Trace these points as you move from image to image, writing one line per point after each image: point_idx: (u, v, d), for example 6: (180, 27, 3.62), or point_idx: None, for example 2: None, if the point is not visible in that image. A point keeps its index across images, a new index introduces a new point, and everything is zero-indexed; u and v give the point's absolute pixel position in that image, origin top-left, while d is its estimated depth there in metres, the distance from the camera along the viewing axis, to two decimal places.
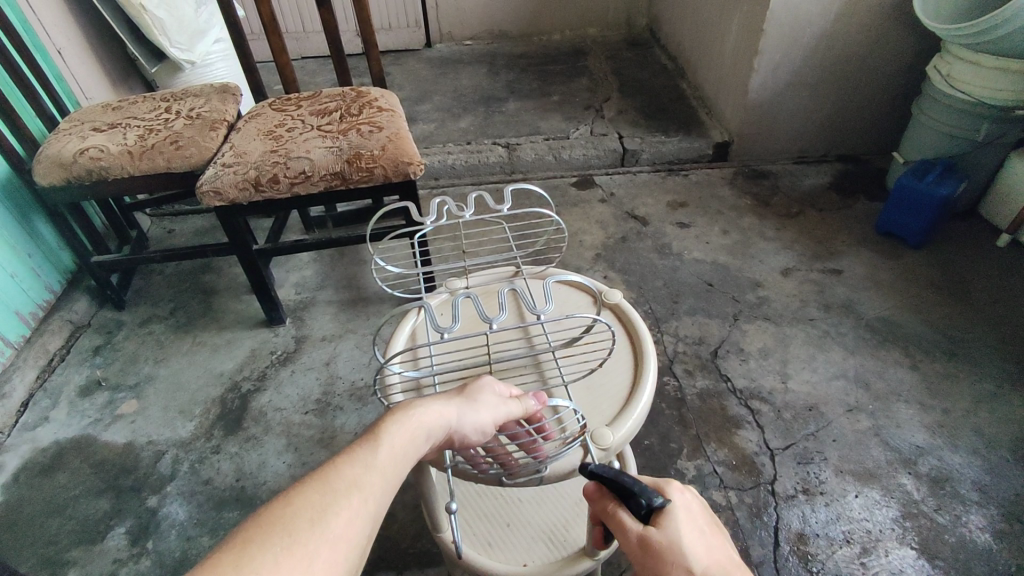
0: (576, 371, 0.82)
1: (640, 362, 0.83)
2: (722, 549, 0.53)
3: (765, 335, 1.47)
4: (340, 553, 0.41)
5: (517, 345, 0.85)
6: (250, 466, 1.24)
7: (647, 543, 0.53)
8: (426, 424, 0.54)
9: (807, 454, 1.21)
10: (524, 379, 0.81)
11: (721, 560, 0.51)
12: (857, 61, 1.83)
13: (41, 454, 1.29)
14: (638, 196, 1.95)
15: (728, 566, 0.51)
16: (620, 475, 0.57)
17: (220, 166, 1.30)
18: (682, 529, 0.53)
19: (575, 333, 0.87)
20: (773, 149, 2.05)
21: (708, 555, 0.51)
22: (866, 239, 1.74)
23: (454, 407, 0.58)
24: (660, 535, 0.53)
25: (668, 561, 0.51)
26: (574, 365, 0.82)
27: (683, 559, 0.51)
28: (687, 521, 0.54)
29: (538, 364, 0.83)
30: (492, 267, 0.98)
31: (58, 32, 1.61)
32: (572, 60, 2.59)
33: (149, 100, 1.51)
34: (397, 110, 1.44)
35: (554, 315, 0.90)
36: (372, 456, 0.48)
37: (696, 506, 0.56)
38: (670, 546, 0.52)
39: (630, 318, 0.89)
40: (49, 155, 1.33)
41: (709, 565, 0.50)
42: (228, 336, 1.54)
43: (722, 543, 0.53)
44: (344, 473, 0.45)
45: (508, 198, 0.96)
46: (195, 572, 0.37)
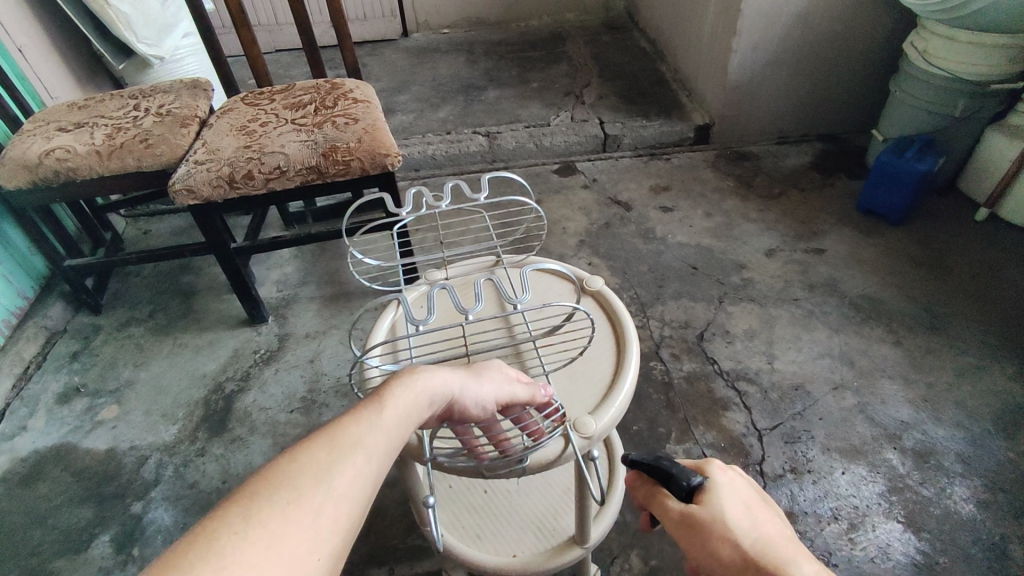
0: (556, 361, 0.81)
1: (623, 349, 0.82)
2: (769, 522, 0.53)
3: (750, 316, 1.47)
4: (344, 509, 0.40)
5: (497, 337, 0.84)
6: (236, 468, 1.22)
7: (691, 519, 0.54)
8: (433, 388, 0.53)
9: (795, 433, 1.22)
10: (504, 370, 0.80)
11: (767, 533, 0.51)
12: (835, 39, 1.83)
13: (20, 464, 1.26)
14: (620, 181, 1.94)
15: (774, 539, 0.51)
16: (659, 459, 0.59)
17: (192, 164, 1.26)
18: (724, 503, 0.54)
19: (556, 322, 0.86)
20: (753, 130, 2.05)
21: (755, 527, 0.52)
22: (847, 217, 1.75)
23: (460, 378, 0.57)
24: (702, 510, 0.54)
25: (715, 536, 0.52)
26: (555, 354, 0.81)
27: (728, 531, 0.52)
28: (729, 497, 0.55)
29: (519, 354, 0.82)
30: (472, 257, 0.97)
31: (18, 29, 1.56)
32: (551, 46, 2.57)
33: (117, 97, 1.47)
34: (372, 101, 1.42)
35: (535, 304, 0.89)
36: (378, 417, 0.46)
37: (739, 484, 0.57)
38: (712, 522, 0.53)
39: (611, 303, 0.88)
40: (13, 157, 1.29)
41: (755, 538, 0.51)
42: (210, 337, 1.51)
43: (768, 516, 0.54)
44: (349, 432, 0.44)
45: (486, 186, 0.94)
46: (200, 524, 0.35)
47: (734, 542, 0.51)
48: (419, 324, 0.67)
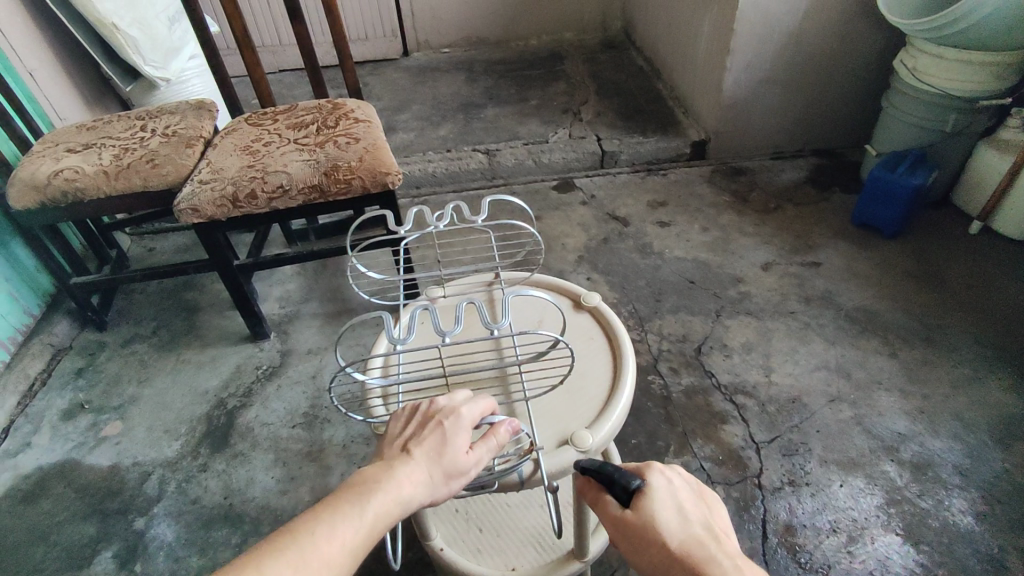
0: (541, 386, 0.80)
1: (619, 363, 0.84)
2: (697, 518, 0.57)
3: (747, 329, 1.49)
4: None
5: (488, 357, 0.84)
6: (238, 483, 1.23)
7: (627, 523, 0.57)
8: (405, 498, 0.54)
9: (792, 446, 1.23)
10: (486, 394, 0.79)
11: (697, 535, 0.55)
12: (828, 56, 1.86)
13: (25, 480, 1.27)
14: (618, 197, 1.97)
15: (701, 540, 0.54)
16: (599, 462, 0.61)
17: (197, 184, 1.29)
18: (657, 508, 0.56)
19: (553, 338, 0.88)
20: (749, 146, 2.08)
21: (682, 529, 0.55)
22: (843, 231, 1.77)
23: (435, 477, 0.57)
24: (636, 516, 0.56)
25: (646, 540, 0.55)
26: (538, 380, 0.80)
27: (660, 537, 0.55)
28: (664, 501, 0.57)
29: (504, 378, 0.81)
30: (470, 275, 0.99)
31: (29, 54, 1.60)
32: (549, 64, 2.61)
33: (125, 119, 1.50)
34: (373, 121, 1.45)
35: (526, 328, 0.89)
36: (349, 531, 0.50)
37: (675, 484, 0.59)
38: (645, 527, 0.56)
39: (609, 320, 0.90)
40: (23, 178, 1.32)
41: (682, 540, 0.54)
42: (213, 353, 1.53)
43: (699, 514, 0.57)
44: (321, 545, 0.49)
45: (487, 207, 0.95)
46: None
47: (663, 544, 0.55)
48: (398, 342, 0.68)
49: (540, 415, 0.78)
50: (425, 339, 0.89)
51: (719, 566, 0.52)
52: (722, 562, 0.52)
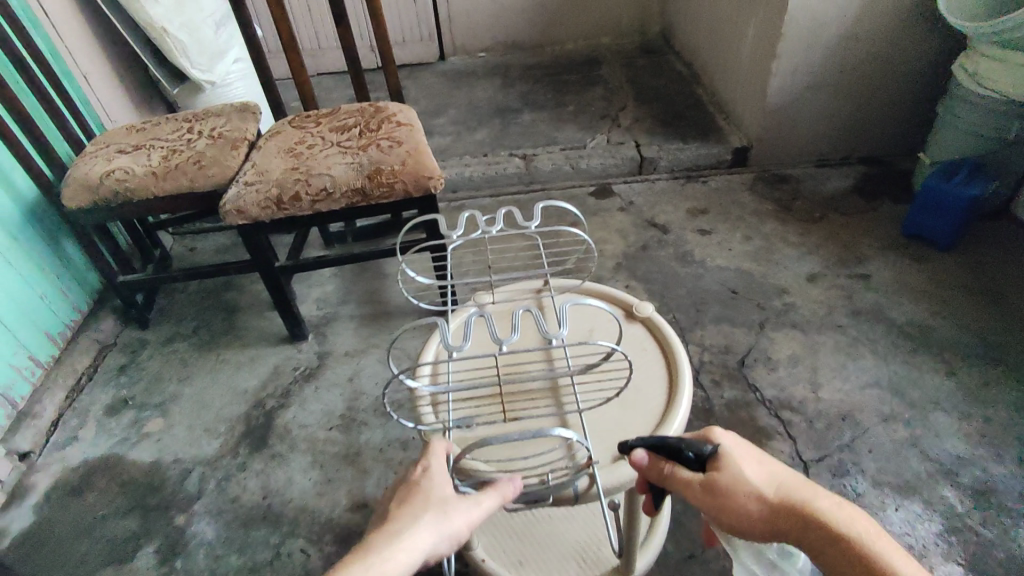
0: (594, 399, 0.80)
1: (675, 379, 0.83)
2: (771, 465, 0.62)
3: (793, 342, 1.44)
4: None
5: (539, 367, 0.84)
6: (276, 484, 1.24)
7: (714, 483, 0.61)
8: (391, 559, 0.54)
9: (843, 466, 1.18)
10: (538, 405, 0.79)
11: (782, 478, 0.61)
12: (879, 60, 1.80)
13: (70, 473, 1.30)
14: (657, 204, 1.94)
15: (788, 481, 0.60)
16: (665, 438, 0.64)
17: (242, 185, 1.30)
18: (739, 460, 0.62)
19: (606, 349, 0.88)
20: (793, 153, 2.02)
21: (766, 475, 0.61)
22: (894, 242, 1.70)
23: (421, 530, 0.57)
24: (723, 472, 0.61)
25: (739, 494, 0.60)
26: (592, 393, 0.79)
27: (751, 487, 0.60)
28: (741, 455, 0.62)
29: (556, 390, 0.81)
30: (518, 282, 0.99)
31: (84, 57, 1.65)
32: (586, 69, 2.59)
33: (173, 121, 1.53)
34: (415, 124, 1.45)
35: (578, 340, 0.89)
36: None
37: (741, 439, 0.65)
38: (734, 481, 0.60)
39: (666, 335, 0.89)
40: (76, 178, 1.35)
41: (771, 484, 0.60)
42: (252, 353, 1.54)
43: (774, 461, 0.63)
44: None
45: (537, 214, 0.95)
46: None
47: (756, 493, 0.60)
48: (454, 349, 0.69)
49: (593, 428, 0.78)
50: (472, 347, 0.89)
51: (816, 498, 0.58)
52: (815, 494, 0.58)
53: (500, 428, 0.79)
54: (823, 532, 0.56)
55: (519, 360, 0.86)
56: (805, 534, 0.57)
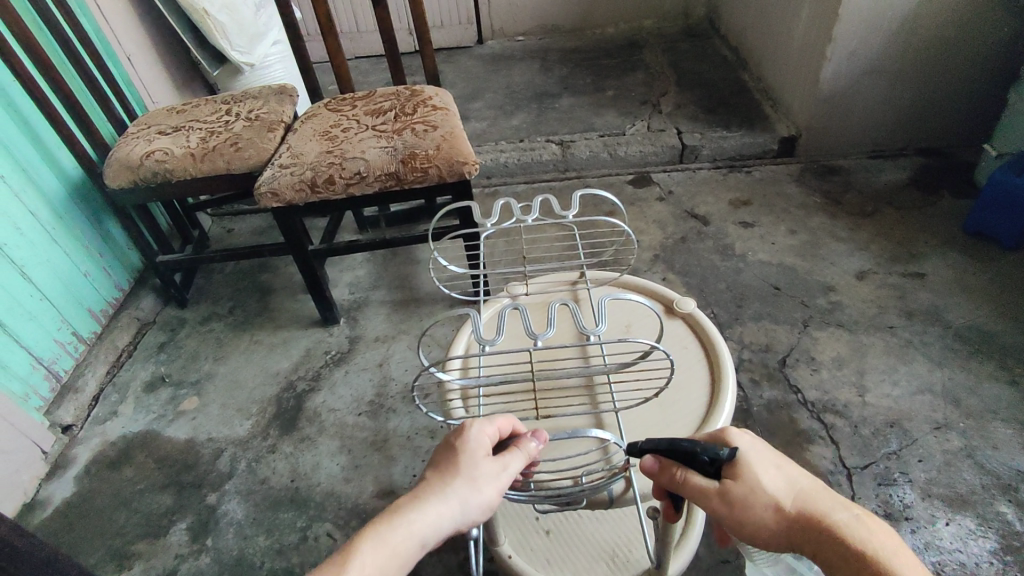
0: (631, 398, 0.77)
1: (718, 380, 0.80)
2: (797, 474, 0.54)
3: (839, 343, 1.37)
4: None
5: (575, 363, 0.82)
6: (304, 467, 1.24)
7: (728, 495, 0.53)
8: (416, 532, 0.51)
9: (889, 475, 1.12)
10: (573, 403, 0.77)
11: (807, 488, 0.53)
12: (943, 45, 1.69)
13: (110, 447, 1.33)
14: (697, 194, 1.87)
15: (814, 493, 0.52)
16: (675, 440, 0.56)
17: (277, 167, 1.30)
18: (758, 468, 0.53)
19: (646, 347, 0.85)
20: (844, 143, 1.92)
21: (790, 487, 0.53)
22: (952, 239, 1.60)
23: (450, 499, 0.53)
24: (739, 484, 0.53)
25: (757, 508, 0.52)
26: (629, 392, 0.77)
27: (771, 499, 0.52)
28: (761, 461, 0.54)
29: (591, 388, 0.79)
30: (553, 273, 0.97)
31: (128, 39, 1.67)
32: (627, 53, 2.51)
33: (212, 103, 1.53)
34: (451, 108, 1.42)
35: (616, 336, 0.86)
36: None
37: (763, 442, 0.57)
38: (752, 492, 0.52)
39: (711, 335, 0.85)
40: (118, 158, 1.38)
41: (795, 498, 0.52)
42: (284, 335, 1.55)
43: (800, 467, 0.55)
44: None
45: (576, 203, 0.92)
46: None
47: (776, 507, 0.52)
48: (486, 343, 0.67)
49: (630, 429, 0.75)
50: (503, 339, 0.87)
51: (844, 517, 0.50)
52: (844, 512, 0.50)
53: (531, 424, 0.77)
54: (848, 560, 0.48)
55: (552, 355, 0.84)
56: (828, 559, 0.49)
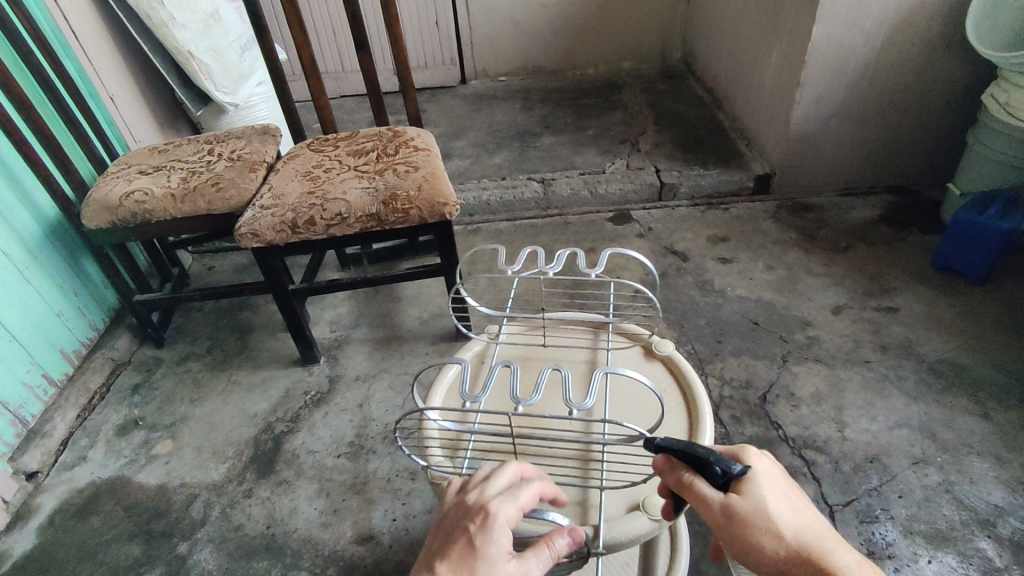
0: (621, 478, 0.77)
1: (697, 425, 0.80)
2: (799, 508, 0.59)
3: (817, 378, 1.39)
4: None
5: (563, 423, 0.82)
6: (281, 513, 1.21)
7: (732, 509, 0.57)
8: None
9: (871, 512, 1.13)
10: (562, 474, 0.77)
11: (806, 523, 0.57)
12: (905, 89, 1.76)
13: (77, 495, 1.29)
14: (677, 231, 1.90)
15: (811, 529, 0.57)
16: (694, 446, 0.60)
17: (259, 209, 1.30)
18: (766, 492, 0.58)
19: (627, 391, 0.86)
20: (816, 181, 1.98)
21: (792, 519, 0.57)
22: (922, 274, 1.65)
23: None
24: (745, 501, 0.57)
25: (757, 526, 0.56)
26: (618, 471, 0.76)
27: (773, 524, 0.56)
28: (769, 487, 0.59)
29: (585, 461, 0.78)
30: (572, 330, 0.96)
31: (111, 80, 1.69)
32: (606, 93, 2.59)
33: (193, 142, 1.54)
34: (432, 149, 1.44)
35: (617, 403, 0.84)
36: None
37: (773, 471, 0.61)
38: (756, 513, 0.57)
39: (689, 379, 0.86)
40: (97, 199, 1.37)
41: (796, 529, 0.56)
42: (263, 375, 1.53)
43: (803, 504, 0.59)
44: None
45: (601, 265, 0.95)
46: None
47: (778, 534, 0.56)
48: (470, 398, 0.72)
49: (615, 496, 0.76)
50: (494, 394, 0.87)
51: (840, 558, 0.55)
52: (840, 553, 0.55)
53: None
54: None
55: (539, 410, 0.84)
56: None
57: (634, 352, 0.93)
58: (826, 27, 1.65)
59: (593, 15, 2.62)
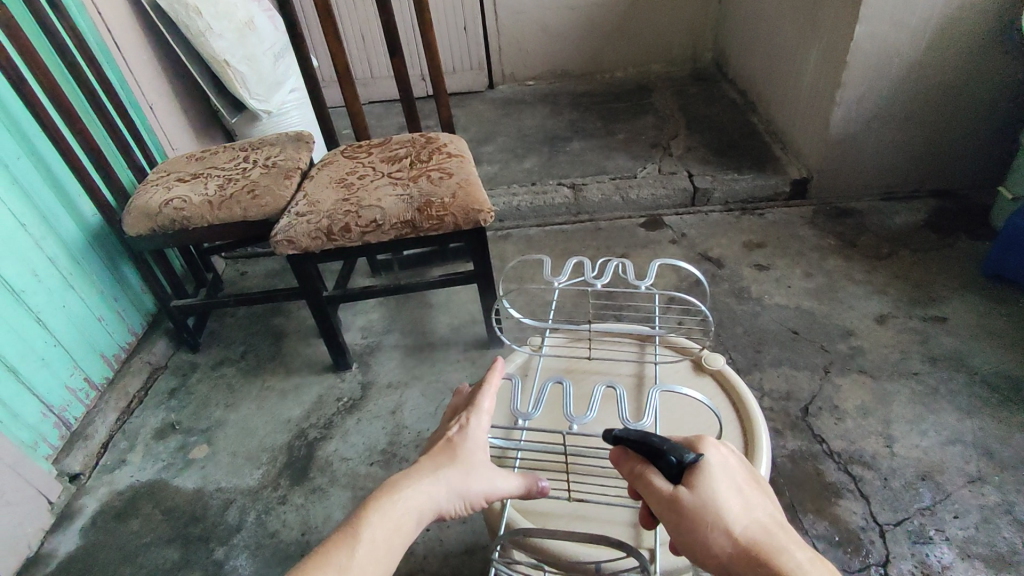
0: None
1: (753, 447, 0.79)
2: (756, 504, 0.56)
3: (862, 390, 1.34)
4: None
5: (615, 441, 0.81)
6: (315, 520, 1.21)
7: (680, 501, 0.55)
8: (415, 507, 0.59)
9: (924, 532, 1.08)
10: (613, 493, 0.77)
11: (763, 522, 0.54)
12: (951, 90, 1.70)
13: (117, 497, 1.31)
14: (711, 236, 1.87)
15: (767, 527, 0.53)
16: (644, 436, 0.58)
17: (294, 216, 1.31)
18: (717, 486, 0.55)
19: (679, 407, 0.85)
20: (856, 186, 1.92)
21: (746, 515, 0.54)
22: (972, 282, 1.58)
23: (449, 482, 0.63)
24: (695, 493, 0.55)
25: (705, 521, 0.54)
26: None
27: (723, 520, 0.53)
28: (723, 481, 0.56)
29: None
30: (620, 343, 0.95)
31: (150, 88, 1.72)
32: (636, 97, 2.56)
33: (230, 150, 1.56)
34: (465, 155, 1.43)
35: (668, 419, 0.83)
36: (359, 529, 0.57)
37: (732, 463, 0.58)
38: (704, 508, 0.54)
39: (742, 397, 0.85)
40: (137, 206, 1.39)
41: (748, 526, 0.53)
42: (297, 381, 1.54)
43: (761, 501, 0.56)
44: (340, 535, 0.57)
45: (651, 276, 0.96)
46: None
47: (728, 530, 0.53)
48: (522, 415, 0.73)
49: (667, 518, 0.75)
50: (542, 411, 0.86)
51: (792, 561, 0.51)
52: (793, 554, 0.51)
53: (564, 505, 0.76)
54: None
55: (589, 426, 0.83)
56: None
57: (683, 366, 0.92)
58: (869, 26, 1.60)
59: (623, 18, 2.60)
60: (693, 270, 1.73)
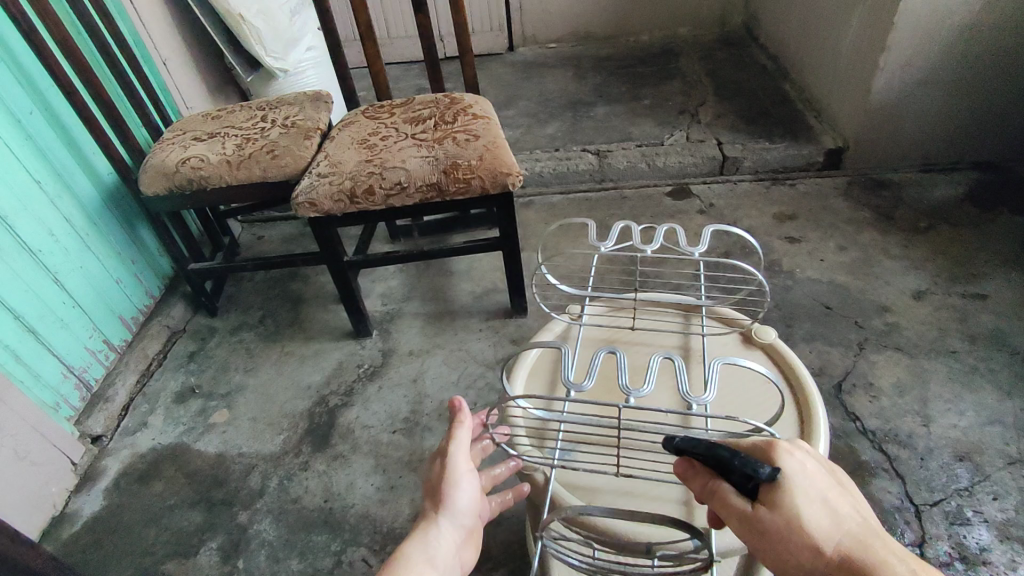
0: None
1: (809, 425, 0.76)
2: (842, 510, 0.53)
3: (898, 367, 1.30)
4: None
5: (660, 415, 0.77)
6: (338, 487, 1.20)
7: (760, 520, 0.52)
8: (413, 550, 0.61)
9: (961, 514, 1.05)
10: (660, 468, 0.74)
11: (852, 532, 0.52)
12: (1001, 54, 1.61)
13: (140, 460, 1.30)
14: (740, 207, 1.81)
15: (857, 540, 0.51)
16: (712, 452, 0.53)
17: (316, 177, 1.26)
18: (799, 502, 0.51)
19: (729, 382, 0.82)
20: (893, 156, 1.84)
21: (834, 527, 0.52)
22: (1014, 259, 1.52)
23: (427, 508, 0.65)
24: (776, 513, 0.51)
25: (791, 541, 0.51)
26: None
27: (807, 537, 0.51)
28: (804, 491, 0.52)
29: None
30: (663, 313, 0.92)
31: (163, 44, 1.66)
32: (662, 61, 2.46)
33: (247, 108, 1.51)
34: (492, 117, 1.38)
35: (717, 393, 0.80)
36: None
37: (811, 468, 0.54)
38: (788, 526, 0.51)
39: (797, 372, 0.82)
40: (154, 165, 1.35)
41: (837, 540, 0.51)
42: (316, 347, 1.52)
43: (847, 505, 0.53)
44: None
45: (703, 244, 0.91)
46: None
47: (817, 548, 0.51)
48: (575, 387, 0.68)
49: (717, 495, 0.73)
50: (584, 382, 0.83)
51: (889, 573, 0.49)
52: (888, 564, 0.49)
53: (612, 480, 0.74)
54: None
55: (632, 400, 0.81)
56: None
57: (732, 339, 0.89)
58: None
59: None
60: (748, 237, 1.68)
